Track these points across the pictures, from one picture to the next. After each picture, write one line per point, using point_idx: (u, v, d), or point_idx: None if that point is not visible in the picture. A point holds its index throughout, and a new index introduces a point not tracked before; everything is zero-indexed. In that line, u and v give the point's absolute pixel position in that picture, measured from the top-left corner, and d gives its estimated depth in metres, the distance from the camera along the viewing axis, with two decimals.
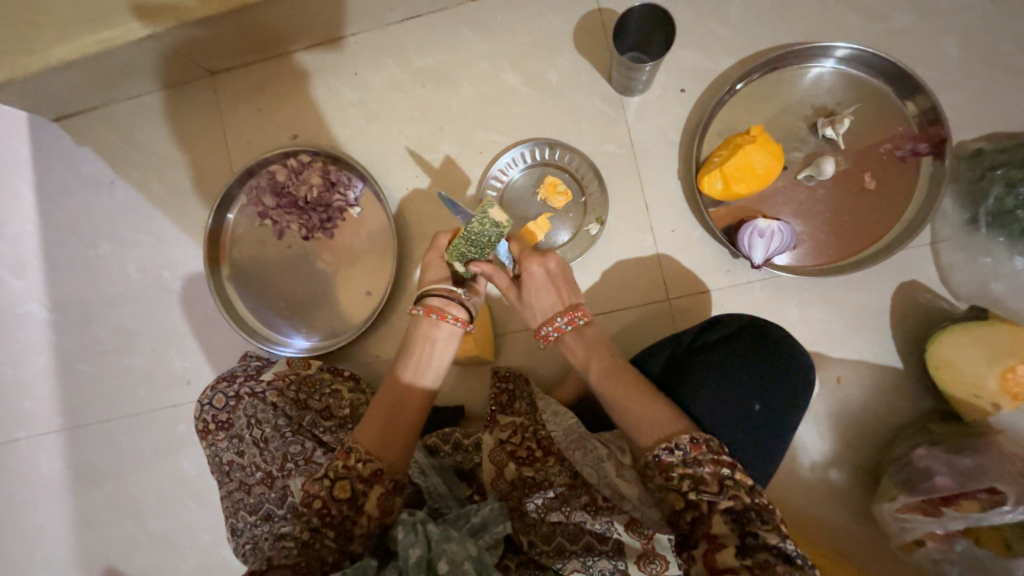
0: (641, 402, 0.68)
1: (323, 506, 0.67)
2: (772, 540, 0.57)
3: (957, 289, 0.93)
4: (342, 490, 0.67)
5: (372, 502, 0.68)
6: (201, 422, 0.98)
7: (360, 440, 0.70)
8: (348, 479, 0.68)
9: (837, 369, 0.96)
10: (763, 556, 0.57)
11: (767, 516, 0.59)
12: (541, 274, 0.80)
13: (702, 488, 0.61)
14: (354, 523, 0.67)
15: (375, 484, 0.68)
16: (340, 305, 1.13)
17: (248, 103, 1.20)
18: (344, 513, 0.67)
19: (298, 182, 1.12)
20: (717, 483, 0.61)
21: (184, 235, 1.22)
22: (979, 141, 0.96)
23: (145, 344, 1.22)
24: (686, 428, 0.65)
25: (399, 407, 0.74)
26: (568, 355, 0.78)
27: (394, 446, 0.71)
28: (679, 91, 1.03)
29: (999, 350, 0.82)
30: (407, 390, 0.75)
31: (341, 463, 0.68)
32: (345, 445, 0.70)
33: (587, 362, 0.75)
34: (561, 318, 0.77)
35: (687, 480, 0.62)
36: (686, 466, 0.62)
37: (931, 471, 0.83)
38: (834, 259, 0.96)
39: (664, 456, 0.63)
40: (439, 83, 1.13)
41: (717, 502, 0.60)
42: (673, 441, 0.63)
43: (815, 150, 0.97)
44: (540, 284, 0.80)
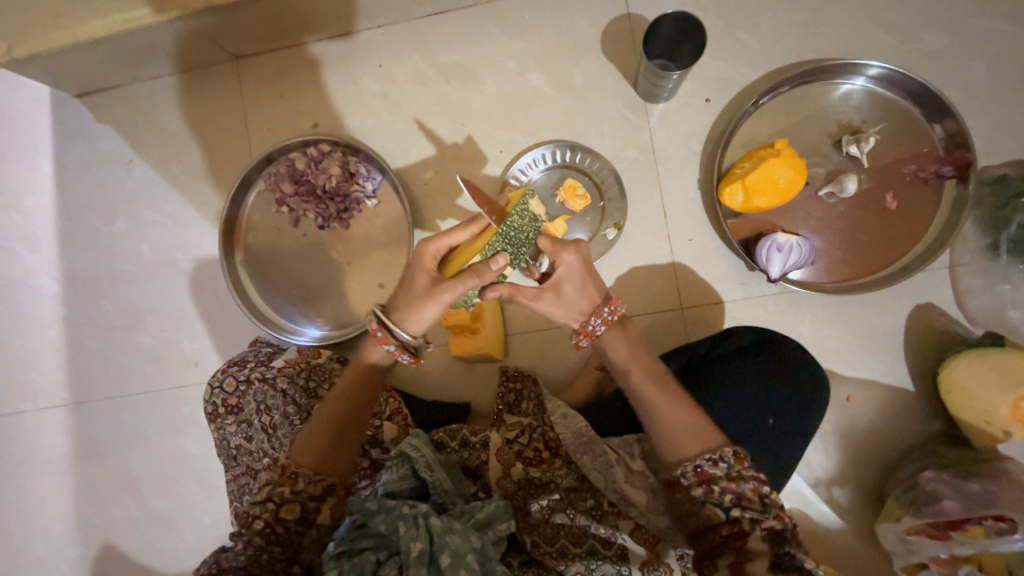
0: (680, 410, 0.72)
1: (267, 527, 0.71)
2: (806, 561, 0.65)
3: (973, 314, 0.93)
4: (288, 512, 0.72)
5: (323, 515, 0.75)
6: (210, 405, 0.98)
7: (302, 464, 0.75)
8: (296, 502, 0.73)
9: (847, 388, 0.96)
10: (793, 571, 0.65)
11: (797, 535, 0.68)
12: (576, 262, 0.76)
13: (747, 505, 0.69)
14: (303, 537, 0.73)
15: (327, 498, 0.75)
16: (352, 295, 1.14)
17: (270, 89, 1.20)
18: (292, 529, 0.72)
19: (318, 171, 1.12)
20: (760, 500, 0.68)
21: (199, 217, 1.22)
22: (1004, 167, 0.95)
23: (156, 324, 1.22)
24: (719, 441, 0.70)
25: (345, 424, 0.79)
26: (611, 352, 0.77)
27: (334, 461, 0.77)
28: (704, 101, 1.03)
29: (1016, 378, 0.82)
30: (352, 406, 0.80)
31: (287, 488, 0.73)
32: (287, 471, 0.75)
33: (631, 365, 0.76)
34: (606, 310, 0.76)
35: (731, 496, 0.69)
36: (730, 480, 0.69)
37: (939, 494, 0.82)
38: (850, 277, 0.95)
39: (707, 466, 0.69)
40: (463, 80, 1.13)
41: (760, 519, 0.68)
42: (717, 454, 0.69)
43: (838, 167, 0.97)
44: (576, 277, 0.76)
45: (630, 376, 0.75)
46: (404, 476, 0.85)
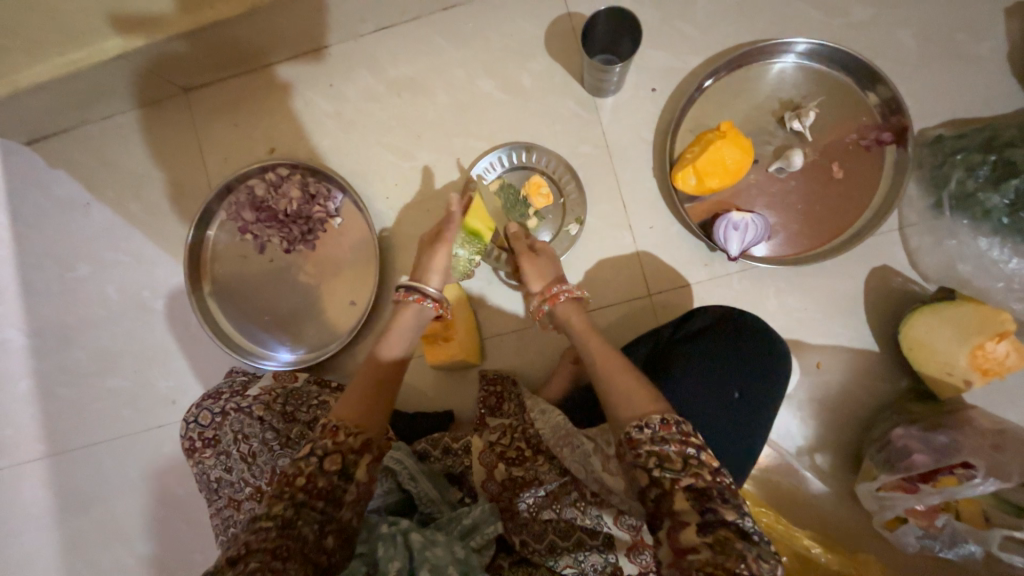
0: (625, 376, 0.70)
1: (310, 481, 0.65)
2: (730, 517, 0.56)
3: (926, 272, 0.96)
4: (332, 463, 0.67)
5: (361, 471, 0.69)
6: (186, 440, 0.97)
7: (344, 417, 0.70)
8: (338, 452, 0.68)
9: (816, 356, 0.98)
10: (722, 532, 0.55)
11: (728, 496, 0.57)
12: (542, 247, 0.91)
13: (667, 465, 0.59)
14: (346, 492, 0.67)
15: (365, 453, 0.70)
16: (325, 316, 1.13)
17: (223, 119, 1.20)
18: (335, 484, 0.66)
19: (278, 196, 1.11)
20: (682, 460, 0.60)
21: (163, 253, 1.21)
22: (940, 128, 0.99)
23: (129, 365, 1.21)
24: (663, 407, 0.65)
25: (377, 382, 0.76)
26: (569, 322, 0.80)
27: (375, 414, 0.73)
28: (650, 91, 1.06)
29: (967, 327, 0.84)
30: (378, 367, 0.77)
31: (330, 439, 0.68)
32: (328, 425, 0.69)
33: (587, 339, 0.77)
34: (570, 286, 0.84)
35: (653, 456, 0.60)
36: (654, 443, 0.61)
37: (908, 449, 0.84)
38: (806, 248, 0.98)
39: (633, 432, 0.62)
40: (414, 92, 1.14)
41: (679, 479, 0.58)
42: (643, 419, 0.63)
43: (784, 143, 0.99)
44: (540, 252, 0.88)
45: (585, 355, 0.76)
46: (390, 490, 0.86)
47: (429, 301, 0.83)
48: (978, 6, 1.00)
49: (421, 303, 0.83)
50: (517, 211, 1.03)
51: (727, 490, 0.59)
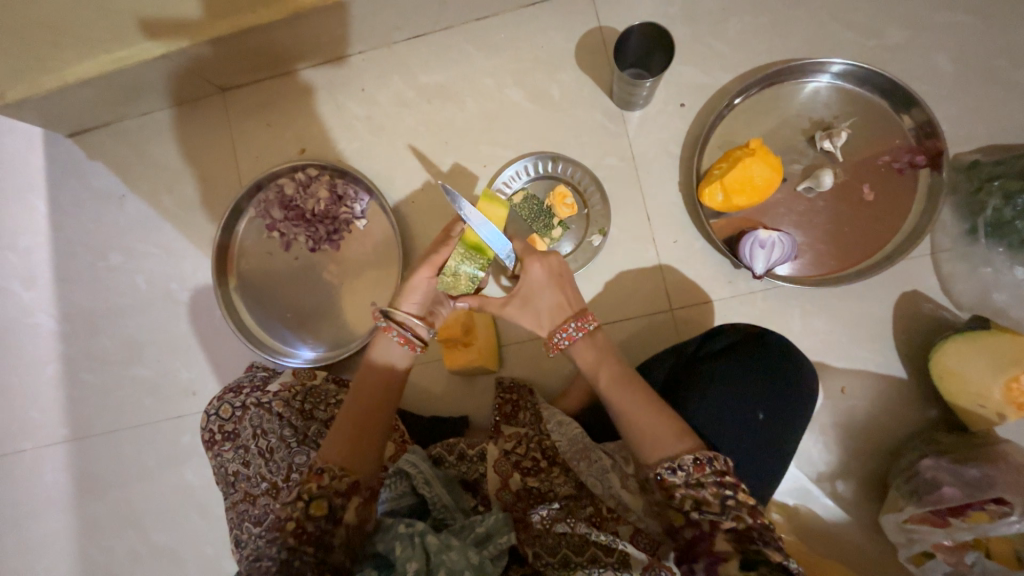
0: (645, 410, 0.71)
1: (297, 526, 0.68)
2: (778, 558, 0.59)
3: (958, 298, 0.94)
4: (317, 509, 0.70)
5: (350, 514, 0.72)
6: (208, 432, 0.98)
7: (330, 460, 0.73)
8: (324, 498, 0.71)
9: (840, 380, 0.96)
10: (765, 571, 0.58)
11: (770, 536, 0.61)
12: (541, 271, 0.79)
13: (704, 507, 0.64)
14: (333, 536, 0.70)
15: (353, 496, 0.72)
16: (345, 315, 1.15)
17: (257, 119, 1.23)
18: (321, 528, 0.69)
19: (306, 196, 1.15)
20: (720, 503, 0.63)
21: (192, 247, 1.24)
22: (976, 153, 0.97)
23: (153, 355, 1.23)
24: (695, 445, 0.68)
25: (364, 421, 0.77)
26: (576, 359, 0.78)
27: (364, 457, 0.75)
28: (678, 105, 1.06)
29: (1001, 357, 0.82)
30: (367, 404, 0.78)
31: (314, 484, 0.71)
32: (315, 468, 0.73)
33: (598, 369, 0.76)
34: (573, 325, 0.78)
35: (689, 499, 0.64)
36: (689, 486, 0.65)
37: (938, 481, 0.81)
38: (833, 270, 0.96)
39: (666, 475, 0.66)
40: (444, 99, 1.16)
41: (719, 522, 0.62)
42: (675, 462, 0.66)
43: (814, 162, 0.98)
44: (541, 286, 0.80)
45: (599, 380, 0.75)
46: (403, 494, 0.86)
47: (394, 334, 0.80)
48: (1018, 32, 0.98)
49: (387, 333, 0.81)
50: (540, 219, 1.04)
51: (768, 530, 0.62)
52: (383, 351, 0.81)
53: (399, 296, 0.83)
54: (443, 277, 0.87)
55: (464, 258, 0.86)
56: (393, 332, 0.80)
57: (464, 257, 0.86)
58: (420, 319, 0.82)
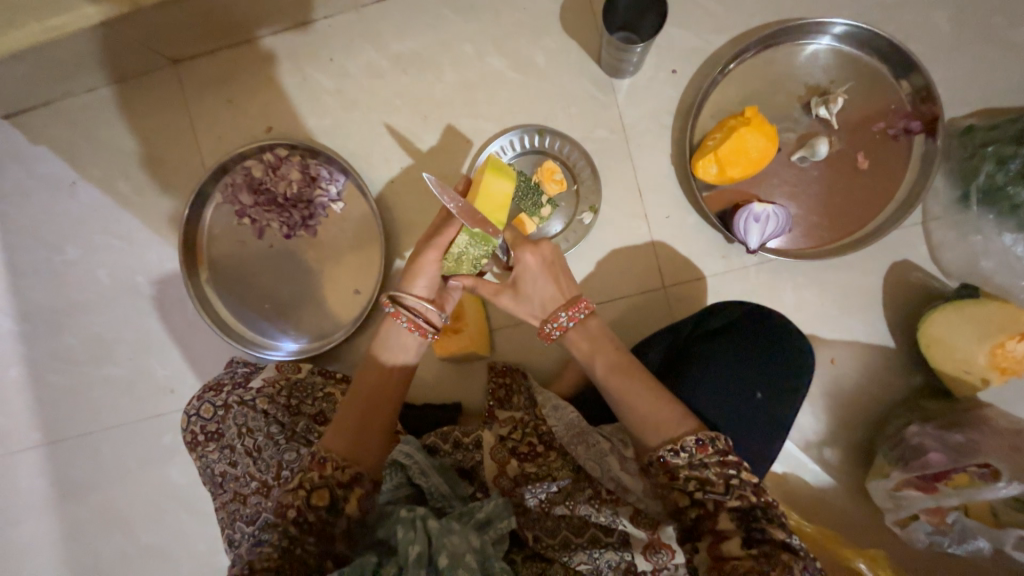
0: (645, 396, 0.70)
1: (299, 515, 0.66)
2: (780, 535, 0.60)
3: (947, 267, 0.94)
4: (319, 498, 0.68)
5: (351, 505, 0.69)
6: (190, 434, 0.95)
7: (333, 449, 0.71)
8: (326, 488, 0.68)
9: (831, 351, 0.97)
10: (768, 547, 0.59)
11: (773, 513, 0.61)
12: (535, 262, 0.76)
13: (708, 488, 0.63)
14: (334, 527, 0.67)
15: (354, 487, 0.70)
16: (328, 304, 1.10)
17: (216, 94, 1.13)
18: (323, 518, 0.67)
19: (277, 178, 1.07)
20: (724, 483, 0.63)
21: (156, 237, 1.16)
22: (970, 117, 0.95)
23: (124, 353, 1.17)
24: (696, 427, 0.67)
25: (369, 412, 0.75)
26: (571, 348, 0.76)
27: (366, 448, 0.73)
28: (670, 72, 1.00)
29: (989, 326, 0.83)
30: (373, 394, 0.76)
31: (316, 473, 0.69)
32: (316, 457, 0.71)
33: (592, 357, 0.74)
34: (564, 315, 0.75)
35: (693, 480, 0.64)
36: (692, 466, 0.65)
37: (924, 447, 0.83)
38: (826, 242, 0.95)
39: (669, 457, 0.65)
40: (420, 68, 1.07)
41: (724, 500, 0.62)
42: (678, 444, 0.65)
43: (809, 130, 0.95)
44: (533, 274, 0.76)
45: (594, 368, 0.74)
46: (400, 485, 0.83)
47: (403, 320, 0.77)
48: None
49: (396, 318, 0.78)
50: (530, 196, 0.98)
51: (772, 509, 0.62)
52: (391, 339, 0.78)
53: (405, 279, 0.79)
54: (444, 261, 0.78)
55: (468, 244, 0.76)
56: (403, 319, 0.77)
57: (468, 243, 0.76)
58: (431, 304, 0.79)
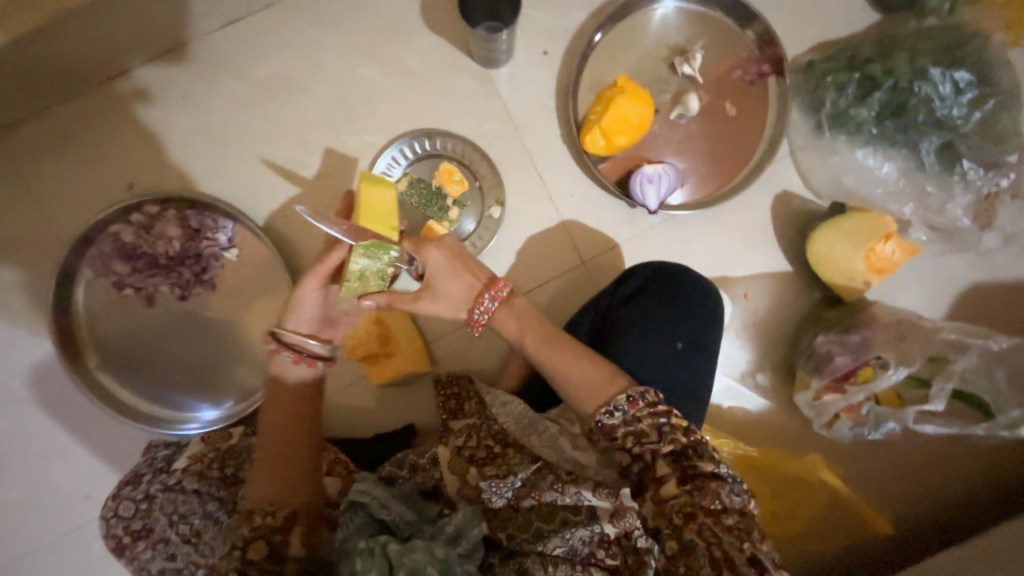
0: (577, 362, 0.72)
1: (241, 573, 0.68)
2: (710, 467, 0.64)
3: (820, 189, 1.04)
4: (257, 550, 0.70)
5: (293, 547, 0.71)
6: (111, 540, 0.84)
7: (260, 500, 0.74)
8: (261, 538, 0.71)
9: (742, 286, 1.05)
10: (698, 480, 0.63)
11: (702, 449, 0.65)
12: (439, 256, 0.74)
13: (644, 440, 0.66)
14: (280, 574, 0.69)
15: (291, 528, 0.72)
16: (247, 359, 1.01)
17: (57, 158, 1.00)
18: (265, 569, 0.69)
19: (153, 238, 0.97)
20: (657, 431, 0.66)
21: (23, 332, 1.01)
22: (810, 52, 1.05)
23: (16, 471, 1.01)
24: (625, 384, 0.70)
25: (288, 450, 0.77)
26: (500, 329, 0.78)
27: (294, 488, 0.76)
28: (542, 54, 1.02)
29: (860, 235, 0.93)
30: (290, 432, 0.78)
31: (247, 528, 0.71)
32: (246, 513, 0.74)
33: (522, 337, 0.76)
34: (486, 298, 0.75)
35: (630, 436, 0.67)
36: (627, 424, 0.67)
37: (832, 353, 0.93)
38: (717, 188, 1.02)
39: (605, 419, 0.68)
40: (288, 91, 1.01)
41: (659, 448, 0.65)
42: (611, 405, 0.68)
43: (678, 88, 1.01)
44: (444, 268, 0.75)
45: (526, 346, 0.76)
46: (362, 525, 0.75)
47: (285, 355, 0.77)
48: None
49: (279, 354, 0.78)
50: (435, 202, 0.97)
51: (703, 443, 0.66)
52: (282, 376, 0.79)
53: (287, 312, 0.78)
54: (347, 283, 0.72)
55: (366, 258, 0.70)
56: (287, 355, 0.77)
57: (365, 256, 0.70)
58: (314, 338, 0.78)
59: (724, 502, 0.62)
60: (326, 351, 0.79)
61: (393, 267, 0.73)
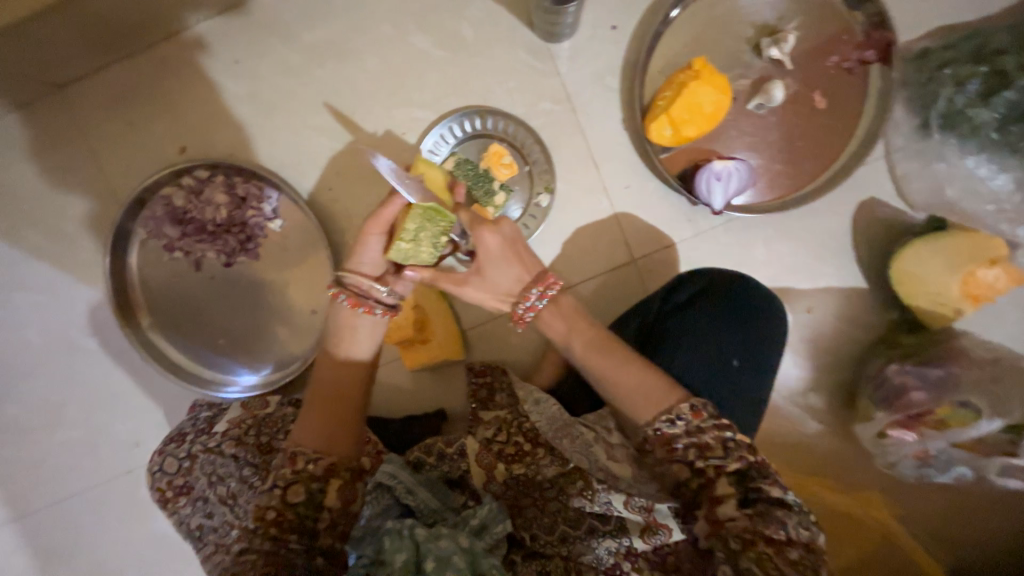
0: (628, 367, 0.67)
1: (278, 515, 0.64)
2: (776, 493, 0.58)
3: (914, 199, 0.92)
4: (295, 494, 0.65)
5: (330, 497, 0.66)
6: (157, 492, 0.89)
7: (304, 442, 0.68)
8: (300, 483, 0.65)
9: (807, 300, 0.95)
10: (763, 505, 0.57)
11: (767, 470, 0.59)
12: (495, 242, 0.69)
13: (708, 454, 0.60)
14: (317, 522, 0.65)
15: (331, 478, 0.66)
16: (286, 329, 1.02)
17: (115, 118, 1.01)
18: (303, 514, 0.64)
19: (202, 204, 0.97)
20: (722, 446, 0.60)
21: (83, 286, 1.05)
22: (925, 38, 0.91)
23: (76, 413, 1.09)
24: (679, 399, 0.63)
25: (338, 394, 0.71)
26: (546, 330, 0.72)
27: (341, 435, 0.69)
28: (609, 29, 0.93)
29: (959, 258, 0.82)
30: (342, 373, 0.72)
31: (288, 469, 0.66)
32: (288, 453, 0.67)
33: (569, 338, 0.71)
34: (535, 294, 0.70)
35: (693, 448, 0.60)
36: (690, 435, 0.61)
37: (906, 386, 0.84)
38: (792, 189, 0.91)
39: (665, 428, 0.62)
40: (340, 59, 0.97)
41: (724, 465, 0.59)
42: (673, 413, 0.62)
43: (761, 74, 0.90)
44: (496, 257, 0.70)
45: (573, 349, 0.70)
46: (387, 508, 0.79)
47: (343, 299, 0.69)
48: None
49: (337, 299, 0.70)
50: (481, 185, 0.90)
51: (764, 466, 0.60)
52: (340, 322, 0.71)
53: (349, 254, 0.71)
54: (399, 244, 0.68)
55: (422, 221, 0.67)
56: (345, 298, 0.70)
57: (422, 219, 0.66)
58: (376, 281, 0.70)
59: (789, 535, 0.55)
60: (390, 296, 0.71)
61: (443, 237, 0.70)
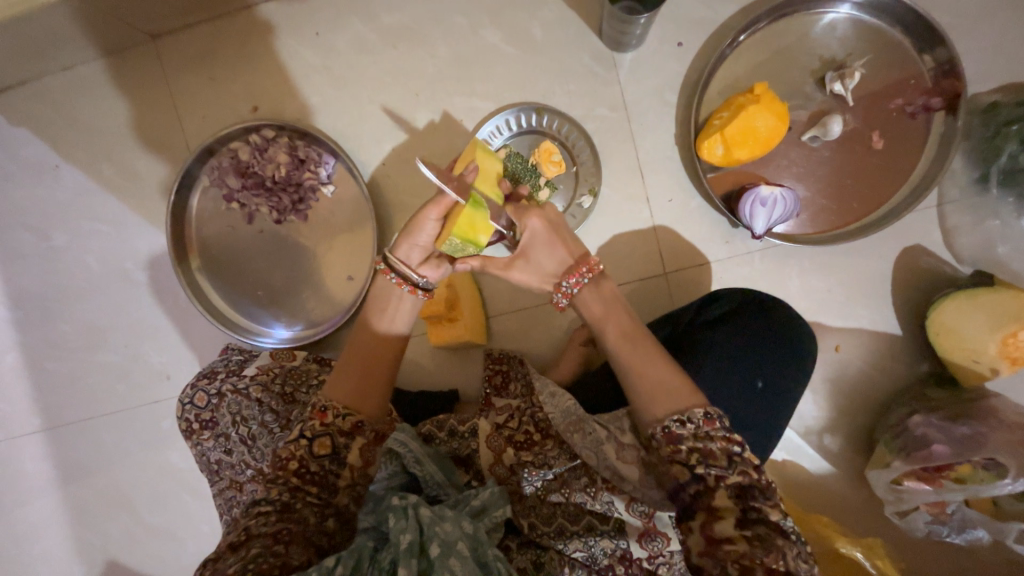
0: (655, 365, 0.66)
1: (302, 466, 0.67)
2: (775, 518, 0.57)
3: (961, 252, 0.91)
4: (321, 447, 0.68)
5: (353, 454, 0.69)
6: (184, 421, 0.94)
7: (334, 398, 0.71)
8: (327, 436, 0.68)
9: (835, 338, 0.94)
10: (762, 529, 0.57)
11: (771, 493, 0.59)
12: (539, 226, 0.71)
13: (711, 462, 0.60)
14: (338, 477, 0.68)
15: (357, 436, 0.70)
16: (322, 290, 1.07)
17: (198, 72, 1.09)
18: (325, 467, 0.67)
19: (264, 161, 1.02)
20: (727, 457, 0.60)
21: (144, 222, 1.13)
22: (995, 92, 0.90)
23: (117, 340, 1.16)
24: (690, 400, 0.64)
25: (377, 360, 0.74)
26: (585, 312, 0.72)
27: (368, 398, 0.72)
28: (675, 45, 0.95)
29: (1003, 316, 0.79)
30: (378, 345, 0.75)
31: (317, 422, 0.69)
32: (317, 407, 0.70)
33: (603, 325, 0.71)
34: (567, 283, 0.72)
35: (696, 454, 0.60)
36: (697, 439, 0.61)
37: (927, 438, 0.82)
38: (836, 225, 0.91)
39: (674, 428, 0.62)
40: (412, 43, 1.02)
41: (725, 476, 0.59)
42: (685, 414, 0.62)
43: (820, 108, 0.90)
44: (540, 241, 0.72)
45: (606, 335, 0.70)
46: (393, 475, 0.81)
47: (393, 276, 0.74)
48: None
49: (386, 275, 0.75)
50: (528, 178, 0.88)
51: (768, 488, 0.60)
52: (383, 294, 0.76)
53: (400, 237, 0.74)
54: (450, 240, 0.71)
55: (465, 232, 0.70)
56: (397, 276, 0.74)
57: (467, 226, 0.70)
58: (423, 264, 0.75)
59: (788, 567, 0.54)
60: (426, 282, 0.75)
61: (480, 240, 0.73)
